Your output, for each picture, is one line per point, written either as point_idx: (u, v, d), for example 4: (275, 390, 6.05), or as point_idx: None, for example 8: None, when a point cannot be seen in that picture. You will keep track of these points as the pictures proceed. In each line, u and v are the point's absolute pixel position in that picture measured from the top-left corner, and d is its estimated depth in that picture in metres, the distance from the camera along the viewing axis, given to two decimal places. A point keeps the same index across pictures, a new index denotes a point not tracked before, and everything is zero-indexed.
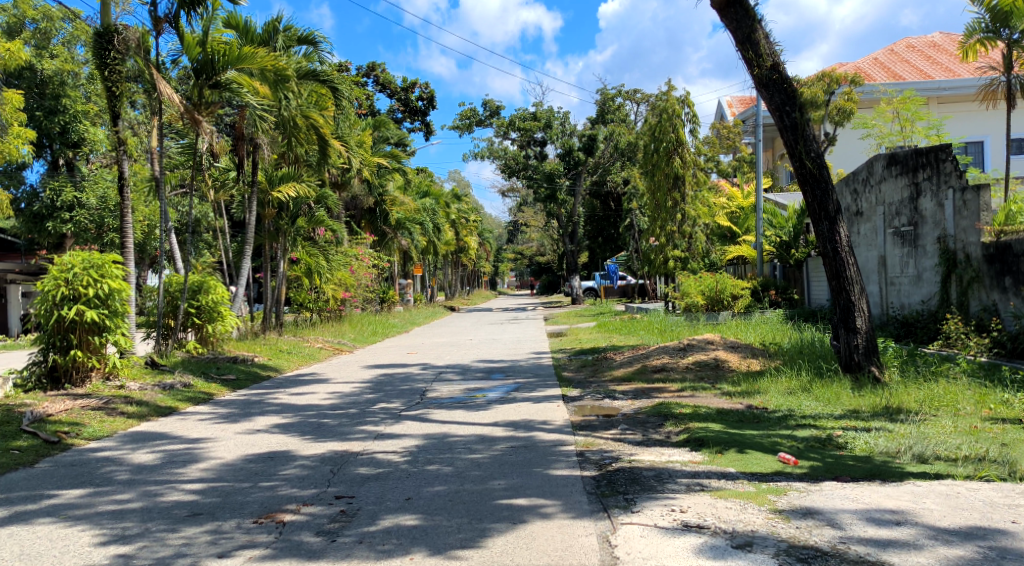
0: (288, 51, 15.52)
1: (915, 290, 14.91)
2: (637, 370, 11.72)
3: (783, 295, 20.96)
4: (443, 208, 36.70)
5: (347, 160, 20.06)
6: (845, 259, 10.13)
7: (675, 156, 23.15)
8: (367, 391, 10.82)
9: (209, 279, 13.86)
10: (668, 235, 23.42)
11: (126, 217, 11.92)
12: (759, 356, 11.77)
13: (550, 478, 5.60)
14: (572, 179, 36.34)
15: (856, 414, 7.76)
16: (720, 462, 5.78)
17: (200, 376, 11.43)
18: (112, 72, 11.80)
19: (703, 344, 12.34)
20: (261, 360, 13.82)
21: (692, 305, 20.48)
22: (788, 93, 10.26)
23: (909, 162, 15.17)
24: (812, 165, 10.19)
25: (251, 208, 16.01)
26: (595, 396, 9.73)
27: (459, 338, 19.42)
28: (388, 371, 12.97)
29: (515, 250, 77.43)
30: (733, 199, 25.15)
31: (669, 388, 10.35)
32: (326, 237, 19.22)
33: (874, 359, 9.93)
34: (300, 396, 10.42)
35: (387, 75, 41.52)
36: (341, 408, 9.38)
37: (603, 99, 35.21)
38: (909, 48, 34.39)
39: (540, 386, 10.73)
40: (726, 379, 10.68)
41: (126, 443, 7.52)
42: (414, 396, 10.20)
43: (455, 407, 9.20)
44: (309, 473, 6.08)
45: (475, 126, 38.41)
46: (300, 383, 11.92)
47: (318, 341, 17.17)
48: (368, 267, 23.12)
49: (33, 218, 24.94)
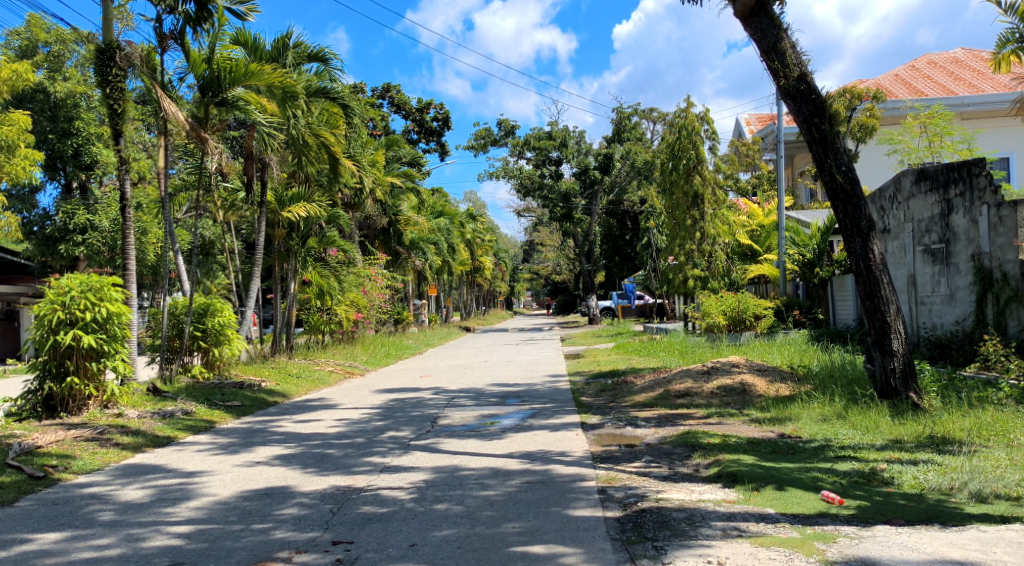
0: (298, 68, 15.21)
1: (947, 310, 14.28)
2: (659, 395, 11.17)
3: (807, 315, 20.39)
4: (458, 228, 36.34)
5: (359, 180, 19.70)
6: (880, 277, 9.57)
7: (694, 174, 22.66)
8: (376, 419, 10.33)
9: (215, 301, 13.49)
10: (687, 254, 22.84)
11: (128, 237, 11.54)
12: (788, 380, 11.19)
13: (570, 520, 5.10)
14: (588, 198, 35.91)
15: (898, 445, 7.18)
16: (757, 501, 5.24)
17: (202, 402, 11.01)
18: (113, 89, 11.49)
19: (729, 368, 11.75)
20: (269, 385, 13.36)
21: (714, 326, 19.86)
22: (817, 104, 9.77)
23: (940, 176, 14.61)
24: (843, 178, 9.68)
25: (261, 229, 15.66)
26: (616, 423, 9.19)
27: (473, 361, 18.93)
28: (399, 396, 12.48)
29: (531, 271, 77.01)
30: (753, 217, 24.66)
31: (694, 414, 9.80)
32: (338, 258, 18.83)
33: (913, 384, 9.34)
34: (305, 424, 9.96)
35: (402, 96, 41.39)
36: (346, 437, 8.89)
37: (619, 118, 34.76)
38: (930, 64, 33.84)
39: (557, 412, 10.21)
40: (754, 405, 10.11)
41: (117, 478, 7.07)
42: (425, 423, 9.71)
43: (467, 437, 8.69)
44: (307, 513, 5.60)
45: (490, 145, 38.12)
46: (307, 409, 11.46)
47: (329, 365, 16.72)
48: (381, 288, 22.72)
49: (45, 240, 24.74)
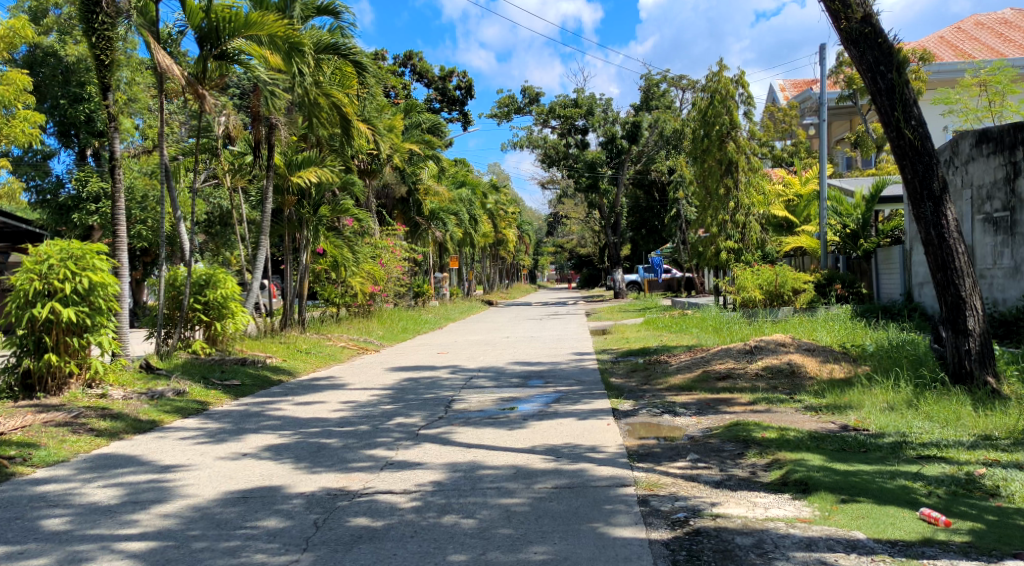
0: (305, 22, 14.14)
1: (1011, 284, 13.04)
2: (697, 377, 10.10)
3: (850, 290, 19.14)
4: (480, 198, 35.30)
5: (375, 146, 18.68)
6: (954, 246, 8.39)
7: (728, 140, 21.38)
8: (384, 401, 9.38)
9: (218, 271, 12.52)
10: (720, 225, 21.58)
11: (118, 205, 10.58)
12: (841, 360, 10.09)
13: (608, 543, 4.11)
14: (615, 168, 34.62)
15: (991, 442, 6.05)
16: (840, 521, 4.21)
17: (198, 381, 10.10)
18: (101, 38, 10.46)
19: (774, 347, 10.64)
20: (274, 362, 12.49)
21: (749, 301, 18.67)
22: (884, 50, 8.57)
23: (1005, 138, 13.27)
24: (913, 134, 8.45)
25: (269, 194, 14.64)
26: (651, 411, 8.16)
27: (495, 337, 17.98)
28: (413, 376, 11.53)
29: (556, 243, 75.88)
30: (790, 186, 23.40)
31: (738, 400, 8.74)
32: (352, 228, 17.88)
33: (990, 367, 8.22)
34: (306, 409, 9.04)
35: (424, 64, 40.24)
36: (348, 424, 7.93)
37: (648, 85, 33.41)
38: (978, 25, 32.01)
39: (584, 396, 9.18)
40: (806, 389, 9.02)
41: (82, 471, 6.18)
42: (438, 408, 8.75)
43: (484, 425, 7.71)
44: (288, 526, 4.65)
45: (514, 114, 36.93)
46: (312, 390, 10.56)
47: (341, 340, 15.85)
48: (399, 260, 21.78)
49: (58, 209, 24.00)
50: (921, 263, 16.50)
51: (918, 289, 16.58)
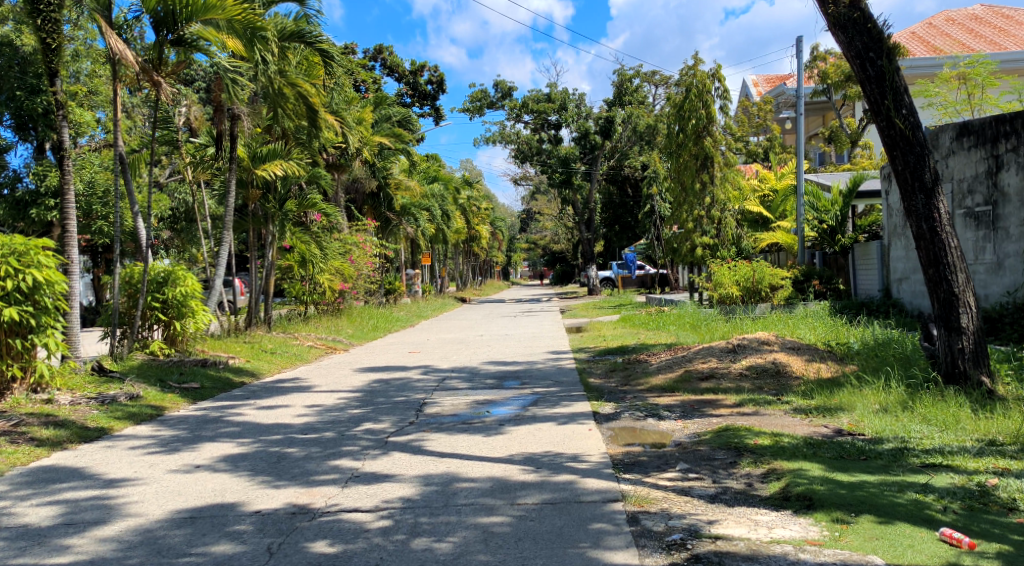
0: (268, 7, 13.53)
1: (993, 280, 12.86)
2: (679, 378, 9.72)
3: (828, 286, 18.93)
4: (452, 193, 34.77)
5: (344, 138, 18.09)
6: (946, 240, 8.08)
7: (704, 135, 21.06)
8: (353, 405, 8.89)
9: (178, 268, 11.88)
10: (695, 221, 21.26)
11: (68, 198, 9.96)
12: (827, 360, 9.78)
13: None
14: (589, 163, 34.28)
15: (996, 448, 5.74)
16: (855, 545, 3.84)
17: (154, 385, 9.50)
18: (46, 20, 9.81)
19: (758, 345, 10.30)
20: (237, 363, 11.92)
21: (726, 298, 18.37)
22: (873, 36, 8.23)
23: (987, 131, 13.04)
24: (904, 124, 8.13)
25: (232, 188, 14.04)
26: (634, 414, 7.74)
27: (468, 335, 17.52)
28: (383, 377, 11.02)
29: (529, 239, 75.53)
30: (765, 181, 23.16)
31: (724, 402, 8.37)
32: (320, 222, 17.31)
33: (983, 366, 7.94)
34: (268, 414, 8.51)
35: (394, 58, 39.58)
36: (312, 431, 7.42)
37: (621, 80, 33.10)
38: (949, 21, 32.10)
39: (563, 398, 8.76)
40: (793, 390, 8.67)
41: (15, 487, 5.62)
42: (409, 412, 8.28)
43: (458, 431, 7.26)
44: (242, 553, 4.17)
45: (486, 108, 36.44)
46: (277, 392, 10.03)
47: (309, 339, 15.28)
48: (369, 257, 21.19)
49: (14, 205, 22.97)
50: (900, 258, 16.38)
51: (896, 284, 16.51)
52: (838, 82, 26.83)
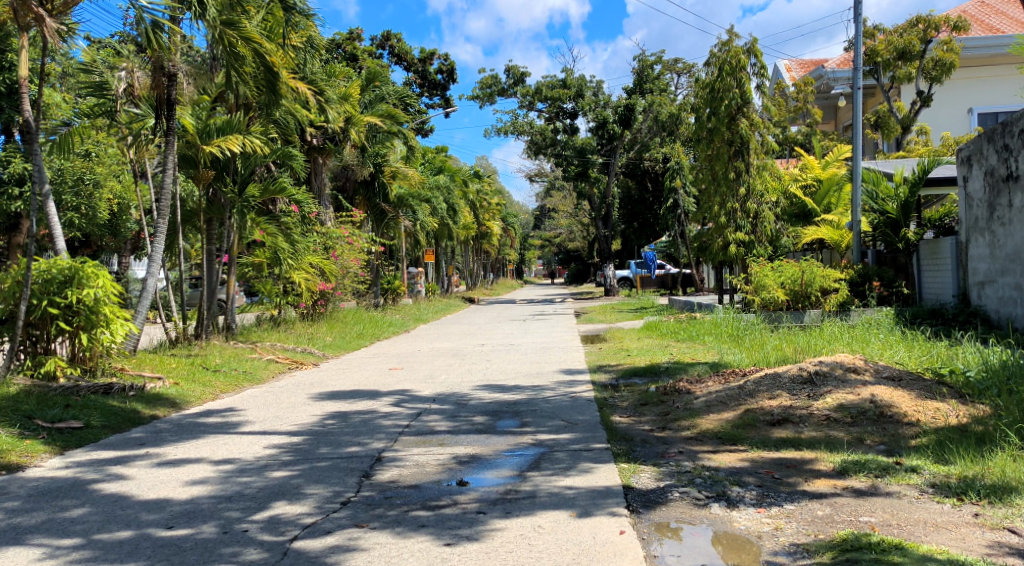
0: None
1: None
2: (738, 422, 7.00)
3: (890, 290, 16.17)
4: (460, 186, 32.12)
5: (323, 114, 15.32)
6: None
7: (739, 118, 18.12)
8: (278, 462, 6.25)
9: (86, 264, 9.12)
10: (728, 214, 18.24)
11: None
12: (946, 398, 7.04)
13: None
14: (607, 155, 31.57)
15: None
16: None
17: (12, 426, 6.89)
18: None
19: (842, 374, 7.53)
20: (161, 387, 9.25)
21: (770, 303, 15.49)
22: None
23: None
24: None
25: (172, 164, 11.41)
26: (689, 493, 5.04)
27: (467, 346, 14.83)
28: (342, 411, 8.35)
29: (544, 237, 72.71)
30: (808, 168, 20.23)
31: (817, 467, 5.67)
32: (289, 211, 14.57)
33: None
34: (151, 478, 5.90)
35: (402, 45, 37.01)
36: (188, 519, 4.82)
37: (641, 66, 30.38)
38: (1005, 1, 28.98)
39: (579, 455, 6.08)
40: (917, 450, 5.93)
41: None
42: (352, 479, 5.63)
43: (412, 523, 4.61)
44: None
45: (497, 95, 33.76)
46: (188, 435, 7.38)
47: (269, 352, 12.59)
48: (358, 254, 18.44)
49: None
50: (982, 257, 13.60)
51: (977, 289, 13.75)
52: (889, 61, 24.11)
